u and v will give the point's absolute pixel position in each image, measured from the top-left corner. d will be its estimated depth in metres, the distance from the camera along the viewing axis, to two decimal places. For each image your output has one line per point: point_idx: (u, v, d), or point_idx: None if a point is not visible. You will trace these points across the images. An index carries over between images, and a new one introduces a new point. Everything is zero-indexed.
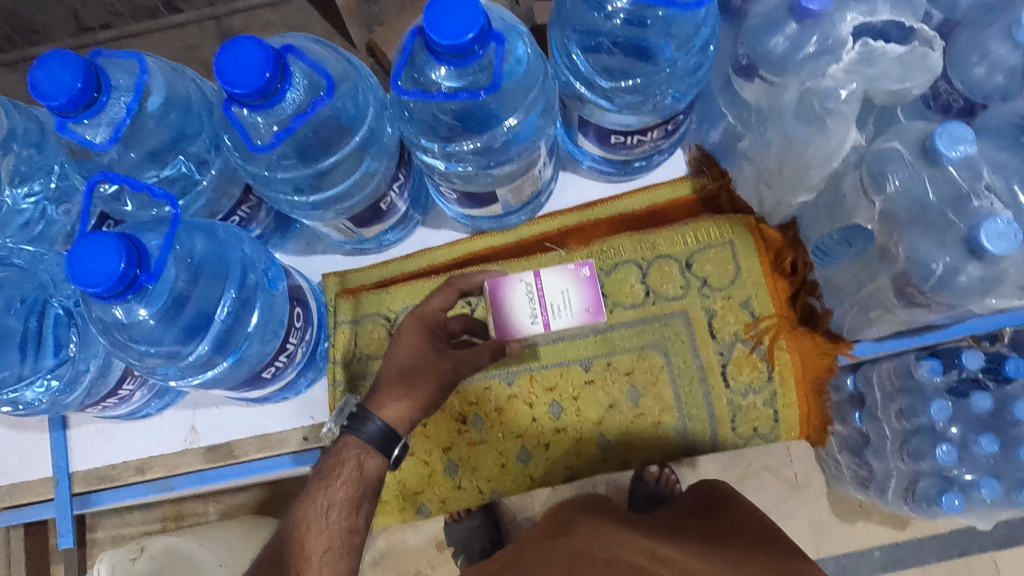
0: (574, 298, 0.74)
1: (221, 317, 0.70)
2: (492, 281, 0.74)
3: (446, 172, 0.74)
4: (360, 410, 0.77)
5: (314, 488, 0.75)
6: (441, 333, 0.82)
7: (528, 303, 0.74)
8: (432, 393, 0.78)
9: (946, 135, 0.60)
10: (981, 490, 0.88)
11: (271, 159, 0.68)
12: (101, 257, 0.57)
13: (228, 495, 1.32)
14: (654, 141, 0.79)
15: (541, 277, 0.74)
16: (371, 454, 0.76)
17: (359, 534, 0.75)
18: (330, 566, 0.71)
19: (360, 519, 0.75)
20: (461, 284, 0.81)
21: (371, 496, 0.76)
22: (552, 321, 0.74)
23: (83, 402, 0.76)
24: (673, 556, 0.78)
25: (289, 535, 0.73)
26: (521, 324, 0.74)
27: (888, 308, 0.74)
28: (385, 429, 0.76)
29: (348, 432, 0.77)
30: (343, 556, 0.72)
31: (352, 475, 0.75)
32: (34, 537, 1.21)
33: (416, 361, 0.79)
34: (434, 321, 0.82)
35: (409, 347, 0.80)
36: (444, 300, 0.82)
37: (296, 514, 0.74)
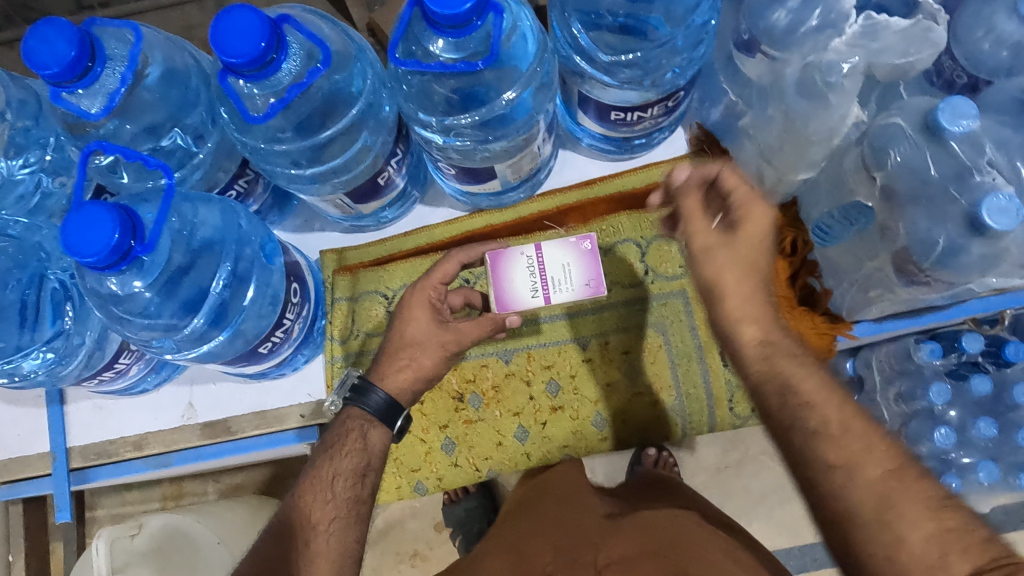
0: (575, 272, 0.74)
1: (216, 290, 0.70)
2: (493, 253, 0.74)
3: (444, 147, 0.73)
4: (362, 383, 0.76)
5: (319, 460, 0.75)
6: (444, 306, 0.80)
7: (529, 277, 0.73)
8: (436, 365, 0.78)
9: (949, 109, 0.59)
10: (981, 474, 0.90)
11: (269, 132, 0.67)
12: (97, 228, 0.56)
13: (227, 474, 1.32)
14: (655, 117, 0.79)
15: (543, 250, 0.74)
16: (375, 424, 0.76)
17: (364, 504, 0.74)
18: (337, 535, 0.71)
19: (367, 488, 0.75)
20: (461, 257, 0.78)
21: (376, 467, 0.75)
22: (553, 295, 0.74)
23: (80, 375, 0.75)
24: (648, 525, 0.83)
25: (297, 506, 0.73)
26: (522, 297, 0.74)
27: (888, 287, 0.73)
28: (388, 402, 0.75)
29: (352, 404, 0.77)
30: (350, 526, 0.72)
31: (356, 446, 0.74)
32: (33, 513, 1.21)
33: (416, 335, 0.77)
34: (437, 294, 0.79)
35: (411, 322, 0.77)
36: (446, 273, 0.78)
37: (302, 485, 0.74)
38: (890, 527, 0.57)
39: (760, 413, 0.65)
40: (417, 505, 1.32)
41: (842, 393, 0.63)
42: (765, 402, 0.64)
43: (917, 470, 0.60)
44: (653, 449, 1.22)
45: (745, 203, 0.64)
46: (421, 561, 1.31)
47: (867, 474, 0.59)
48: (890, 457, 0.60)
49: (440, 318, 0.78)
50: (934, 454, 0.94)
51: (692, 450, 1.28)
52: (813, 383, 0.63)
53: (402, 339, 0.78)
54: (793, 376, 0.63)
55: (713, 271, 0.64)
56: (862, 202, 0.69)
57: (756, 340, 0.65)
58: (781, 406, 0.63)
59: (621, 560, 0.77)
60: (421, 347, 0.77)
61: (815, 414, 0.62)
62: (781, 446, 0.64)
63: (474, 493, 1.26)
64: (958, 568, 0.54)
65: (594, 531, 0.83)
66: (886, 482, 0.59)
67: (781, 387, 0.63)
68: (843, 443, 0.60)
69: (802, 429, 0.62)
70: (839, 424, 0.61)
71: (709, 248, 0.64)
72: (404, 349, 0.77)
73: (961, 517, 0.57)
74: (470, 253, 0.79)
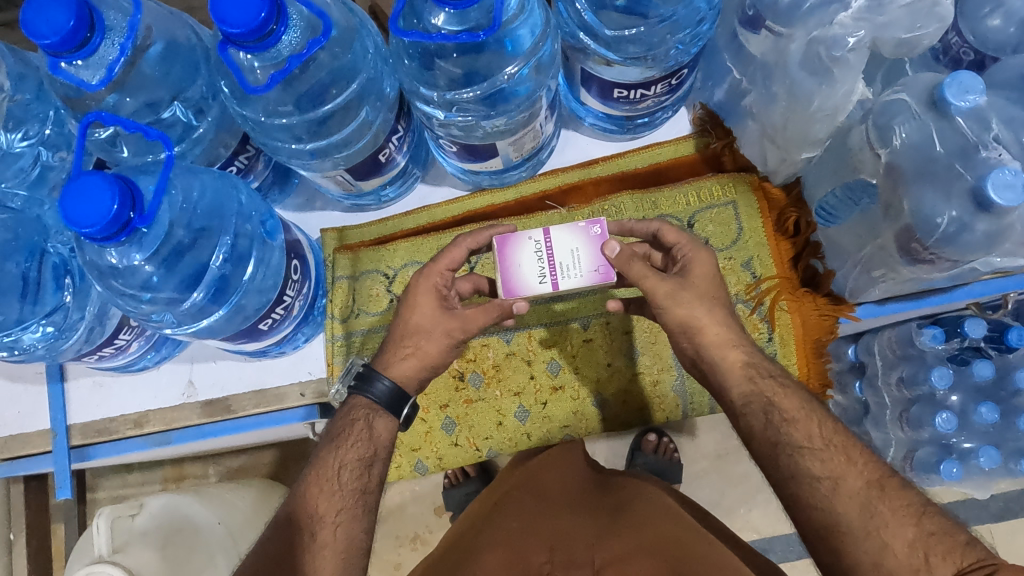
0: (585, 258, 0.68)
1: (216, 264, 0.70)
2: (500, 237, 0.70)
3: (445, 123, 0.73)
4: (366, 371, 0.76)
5: (325, 452, 0.74)
6: (450, 292, 0.78)
7: (537, 261, 0.69)
8: (441, 352, 0.77)
9: (955, 84, 0.58)
10: (980, 459, 0.88)
11: (269, 104, 0.67)
12: (95, 198, 0.56)
13: (228, 457, 1.32)
14: (658, 96, 0.78)
15: (551, 234, 0.69)
16: (380, 413, 0.76)
17: (371, 495, 0.73)
18: (343, 526, 0.70)
19: (373, 479, 0.74)
20: (468, 243, 0.76)
21: (383, 457, 0.75)
22: (561, 282, 0.68)
23: (80, 350, 0.75)
24: (650, 515, 0.82)
25: (303, 498, 0.72)
26: (528, 283, 0.69)
27: (892, 267, 0.73)
28: (394, 390, 0.75)
29: (357, 393, 0.76)
30: (356, 517, 0.71)
31: (363, 436, 0.74)
32: (35, 492, 1.22)
33: (422, 323, 0.76)
34: (444, 280, 0.77)
35: (416, 309, 0.76)
36: (454, 259, 0.77)
37: (308, 477, 0.72)
38: (873, 535, 0.60)
39: (745, 437, 0.69)
40: (417, 489, 1.32)
41: (822, 412, 0.68)
42: (750, 423, 0.69)
43: (897, 480, 0.63)
44: (653, 434, 1.24)
45: (692, 251, 0.73)
46: (421, 545, 1.31)
47: (849, 485, 0.62)
48: (871, 469, 0.63)
49: (446, 304, 0.76)
50: (935, 439, 0.94)
51: (692, 436, 1.28)
52: (793, 403, 0.68)
53: (408, 326, 0.76)
54: (774, 396, 0.68)
55: (683, 312, 0.71)
56: (866, 180, 0.69)
57: (739, 363, 0.71)
58: (765, 426, 0.67)
59: (618, 559, 0.79)
60: (426, 335, 0.76)
61: (799, 430, 0.66)
62: (766, 466, 0.67)
63: (474, 477, 1.26)
64: (942, 570, 0.57)
65: (584, 523, 0.84)
66: (868, 492, 0.62)
67: (765, 405, 0.68)
68: (823, 457, 0.64)
69: (786, 445, 0.66)
70: (821, 438, 0.65)
71: (673, 292, 0.70)
72: (409, 337, 0.76)
73: (942, 522, 0.60)
74: (478, 238, 0.76)
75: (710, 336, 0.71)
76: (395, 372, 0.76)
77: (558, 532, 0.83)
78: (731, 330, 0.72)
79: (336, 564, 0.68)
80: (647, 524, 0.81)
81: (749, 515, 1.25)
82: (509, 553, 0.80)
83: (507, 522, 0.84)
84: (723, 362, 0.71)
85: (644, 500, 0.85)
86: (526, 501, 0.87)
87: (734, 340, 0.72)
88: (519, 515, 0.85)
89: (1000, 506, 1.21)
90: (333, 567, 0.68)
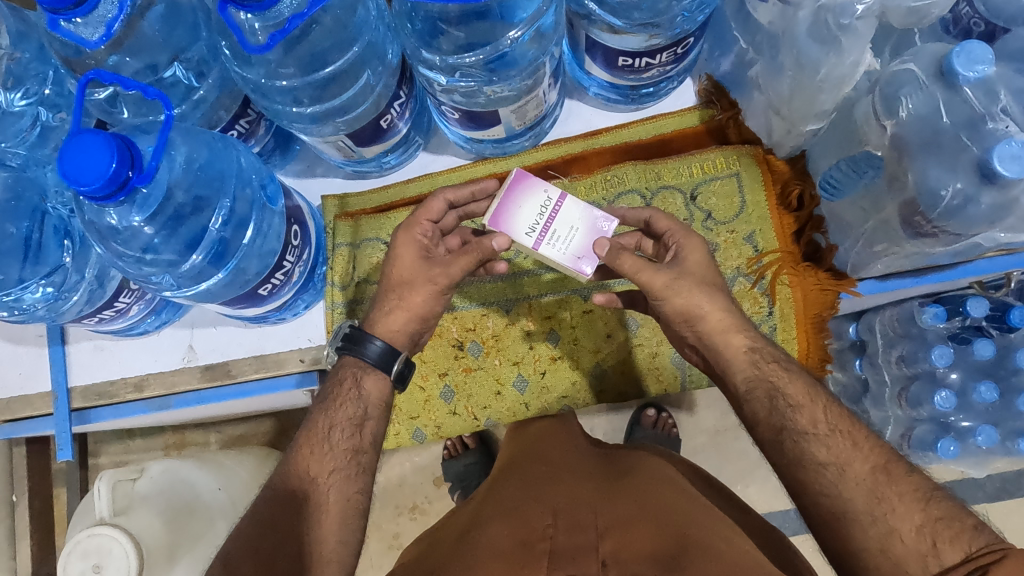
0: (578, 241, 0.69)
1: (215, 227, 0.70)
2: (522, 171, 0.70)
3: (448, 87, 0.72)
4: (357, 333, 0.75)
5: (316, 414, 0.75)
6: (434, 244, 0.78)
7: (536, 213, 0.69)
8: (427, 303, 0.75)
9: (964, 54, 0.57)
10: (978, 437, 0.88)
11: (271, 66, 0.66)
12: (92, 157, 0.56)
13: (229, 426, 1.33)
14: (663, 65, 0.77)
15: (564, 201, 0.69)
16: (368, 372, 0.75)
17: (365, 455, 0.74)
18: (336, 487, 0.71)
19: (366, 439, 0.74)
20: (449, 196, 0.78)
21: (375, 417, 0.75)
22: (542, 246, 0.69)
23: (81, 312, 0.75)
24: (663, 497, 0.74)
25: (294, 458, 0.72)
26: (516, 226, 0.68)
27: (895, 241, 0.72)
28: (387, 350, 0.75)
29: (345, 353, 0.76)
30: (350, 478, 0.72)
31: (351, 395, 0.74)
32: (37, 455, 1.23)
33: (404, 276, 0.75)
34: (425, 231, 0.77)
35: (400, 262, 0.76)
36: (434, 212, 0.77)
37: (299, 438, 0.73)
38: (880, 521, 0.60)
39: (749, 423, 0.70)
40: (417, 461, 1.33)
41: (827, 396, 0.68)
42: (754, 409, 0.69)
43: (904, 465, 0.63)
44: (652, 409, 1.25)
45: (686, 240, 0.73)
46: (419, 515, 1.32)
47: (856, 470, 0.63)
48: (877, 453, 0.64)
49: (426, 255, 0.76)
50: (933, 417, 0.94)
51: (692, 411, 1.28)
52: (798, 387, 0.68)
53: (392, 280, 0.76)
54: (778, 381, 0.69)
55: (683, 301, 0.70)
56: (871, 151, 0.68)
57: (744, 348, 0.71)
58: (769, 411, 0.68)
59: (622, 524, 0.69)
60: (409, 287, 0.75)
61: (804, 415, 0.66)
62: (771, 450, 0.67)
63: (474, 449, 1.27)
64: (949, 556, 0.57)
65: (590, 496, 0.75)
66: (874, 477, 0.62)
67: (770, 390, 0.69)
68: (829, 443, 0.64)
69: (792, 431, 0.66)
70: (827, 424, 0.66)
71: (670, 283, 0.70)
72: (394, 289, 0.76)
73: (949, 507, 0.59)
74: (459, 192, 0.78)
75: (712, 322, 0.71)
76: (394, 335, 0.76)
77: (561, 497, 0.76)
78: (734, 315, 0.72)
79: (334, 525, 0.69)
80: (658, 501, 0.73)
81: (746, 492, 1.26)
82: (512, 524, 0.71)
83: (506, 497, 0.78)
84: (729, 349, 0.71)
85: (659, 485, 0.77)
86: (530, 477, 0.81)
87: (738, 325, 0.72)
88: (520, 488, 0.79)
89: (996, 486, 1.21)
90: (332, 526, 0.69)
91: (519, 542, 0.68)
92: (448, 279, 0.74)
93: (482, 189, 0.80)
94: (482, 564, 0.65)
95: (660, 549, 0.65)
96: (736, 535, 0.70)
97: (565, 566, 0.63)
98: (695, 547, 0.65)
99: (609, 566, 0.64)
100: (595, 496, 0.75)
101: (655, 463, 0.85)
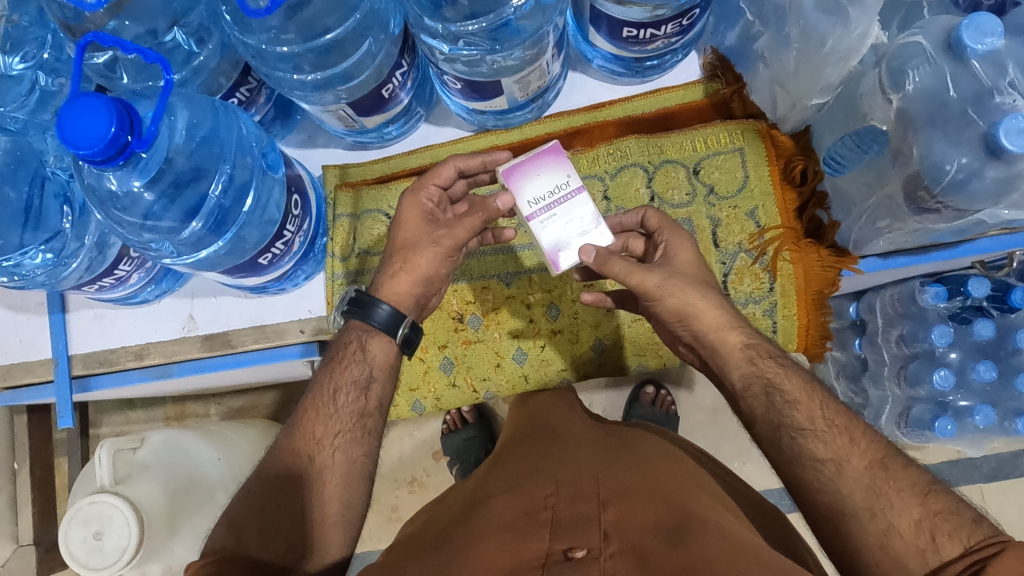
0: (568, 235, 0.69)
1: (216, 194, 0.70)
2: (558, 146, 0.69)
3: (450, 56, 0.71)
4: (363, 297, 0.75)
5: (323, 375, 0.75)
6: (441, 211, 0.79)
7: (547, 189, 0.68)
8: (432, 265, 0.76)
9: (974, 26, 0.57)
10: (975, 417, 0.89)
11: (271, 32, 0.65)
12: (89, 119, 0.55)
13: (229, 397, 1.33)
14: (668, 36, 0.76)
15: (578, 195, 0.69)
16: (374, 335, 0.75)
17: (370, 418, 0.74)
18: (342, 449, 0.71)
19: (371, 402, 0.74)
20: (459, 164, 0.76)
21: (380, 378, 0.75)
22: (534, 220, 0.68)
23: (80, 279, 0.75)
24: (664, 477, 0.72)
25: (299, 421, 0.73)
26: (522, 191, 0.68)
27: (898, 217, 0.72)
28: (395, 313, 0.75)
29: (351, 316, 0.76)
30: (356, 441, 0.72)
31: (356, 357, 0.75)
32: (37, 423, 1.24)
33: (408, 238, 0.76)
34: (431, 196, 0.77)
35: (404, 225, 0.77)
36: (442, 178, 0.77)
37: (306, 401, 0.74)
38: (878, 516, 0.60)
39: (747, 420, 0.70)
40: (417, 435, 1.33)
41: (825, 392, 0.68)
42: (752, 405, 0.70)
43: (901, 459, 0.63)
44: (651, 387, 1.26)
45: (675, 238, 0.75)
46: (418, 488, 1.32)
47: (853, 466, 0.63)
48: (874, 449, 0.64)
49: (432, 219, 0.76)
50: (932, 396, 0.94)
51: (691, 389, 1.29)
52: (795, 384, 0.69)
53: (395, 243, 0.77)
54: (774, 378, 0.70)
55: (676, 301, 0.72)
56: (875, 126, 0.67)
57: (740, 345, 0.72)
58: (767, 408, 0.68)
59: (623, 498, 0.67)
60: (414, 249, 0.76)
61: (801, 411, 0.67)
62: (769, 447, 0.68)
63: (473, 424, 1.28)
64: (948, 550, 0.57)
65: (592, 467, 0.73)
66: (873, 473, 0.62)
67: (766, 387, 0.69)
68: (826, 439, 0.65)
69: (789, 427, 0.66)
70: (824, 420, 0.66)
71: (662, 283, 0.71)
72: (398, 252, 0.77)
73: (948, 501, 0.60)
74: (469, 160, 0.76)
75: (708, 321, 0.73)
76: (398, 304, 0.76)
77: (563, 469, 0.74)
78: (728, 312, 0.73)
79: (338, 488, 0.70)
80: (658, 482, 0.71)
81: (743, 469, 1.26)
82: (514, 496, 0.70)
83: (506, 474, 0.77)
84: (726, 346, 0.72)
85: (661, 466, 0.75)
86: (530, 453, 0.80)
87: (732, 324, 0.73)
88: (519, 464, 0.78)
89: (992, 466, 1.22)
90: (336, 490, 0.70)
91: (520, 513, 0.66)
92: (452, 241, 0.75)
93: (493, 161, 0.78)
94: (483, 535, 0.64)
95: (660, 521, 0.64)
96: (735, 516, 0.69)
97: (566, 537, 0.62)
98: (698, 521, 0.64)
99: (612, 535, 0.62)
100: (597, 469, 0.73)
101: (657, 443, 0.83)
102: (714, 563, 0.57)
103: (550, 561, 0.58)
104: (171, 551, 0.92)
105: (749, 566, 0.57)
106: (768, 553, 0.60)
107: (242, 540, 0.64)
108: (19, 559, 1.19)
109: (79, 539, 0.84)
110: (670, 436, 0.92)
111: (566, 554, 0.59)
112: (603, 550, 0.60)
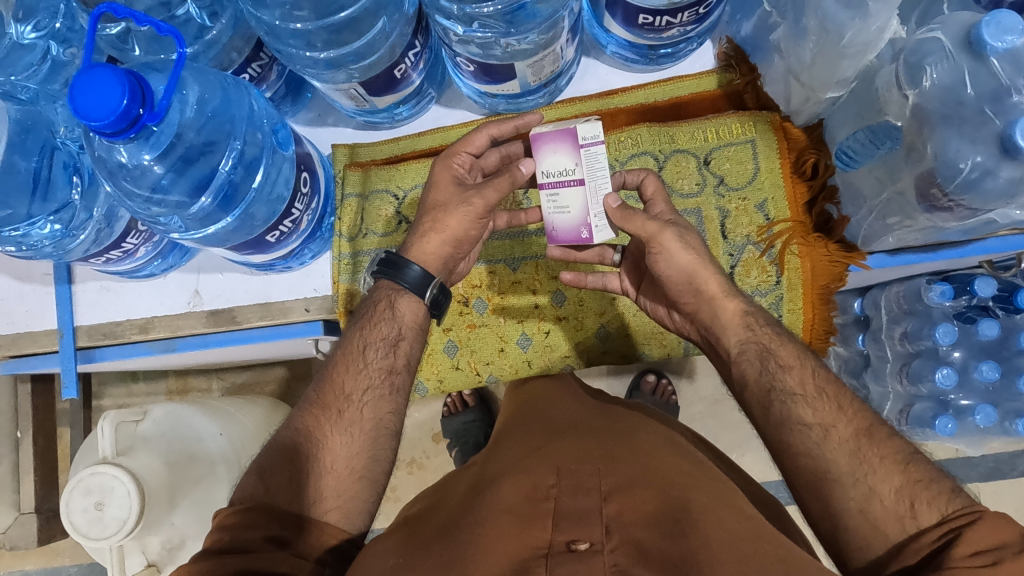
0: (564, 219, 0.70)
1: (226, 169, 0.70)
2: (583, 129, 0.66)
3: (464, 38, 0.71)
4: (393, 259, 0.76)
5: (353, 332, 0.76)
6: (471, 177, 0.78)
7: (558, 167, 0.68)
8: (463, 225, 0.76)
9: (994, 24, 0.56)
10: (976, 417, 0.89)
11: (285, 8, 0.67)
12: (103, 92, 0.55)
13: (231, 374, 1.34)
14: (684, 25, 0.75)
15: (582, 186, 0.68)
16: (405, 296, 0.77)
17: (398, 375, 0.75)
18: (370, 405, 0.72)
19: (399, 360, 0.76)
20: (493, 131, 0.76)
21: (409, 337, 0.76)
22: (542, 190, 0.70)
23: (87, 251, 0.76)
24: (664, 468, 0.72)
25: (328, 380, 0.74)
26: (540, 160, 0.68)
27: (908, 214, 0.72)
28: (425, 275, 0.76)
29: (383, 278, 0.78)
30: (384, 397, 0.73)
31: (386, 316, 0.76)
32: (41, 394, 1.24)
33: (440, 198, 0.76)
34: (463, 162, 0.77)
35: (437, 186, 0.77)
36: (475, 146, 0.76)
37: (337, 356, 0.75)
38: (861, 482, 0.60)
39: (738, 387, 0.71)
40: (418, 418, 1.34)
41: (816, 362, 0.69)
42: (744, 377, 0.70)
43: (886, 429, 0.63)
44: (652, 376, 1.26)
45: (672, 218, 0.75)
46: (416, 470, 1.33)
47: (839, 432, 0.63)
48: (860, 417, 0.63)
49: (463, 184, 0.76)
50: (933, 395, 0.94)
51: (692, 378, 1.29)
52: (789, 351, 0.70)
53: (428, 204, 0.77)
54: (770, 344, 0.70)
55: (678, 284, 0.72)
56: (890, 122, 0.67)
57: (738, 312, 0.73)
58: (759, 373, 0.69)
59: (624, 491, 0.66)
60: (444, 209, 0.76)
61: (793, 376, 0.68)
62: (758, 413, 0.68)
63: (473, 408, 1.29)
64: (925, 518, 0.57)
65: (592, 457, 0.72)
66: (858, 440, 0.62)
67: (762, 353, 0.70)
68: (815, 405, 0.65)
69: (780, 392, 0.67)
70: (815, 387, 0.66)
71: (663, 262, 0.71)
72: (430, 213, 0.77)
73: (928, 470, 0.60)
74: (502, 127, 0.76)
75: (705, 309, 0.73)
76: (427, 264, 0.77)
77: (564, 458, 0.73)
78: (726, 293, 0.74)
79: (364, 442, 0.71)
80: (655, 474, 0.70)
81: (742, 459, 1.27)
82: (518, 482, 0.69)
83: (510, 459, 0.77)
84: (724, 314, 0.73)
85: (661, 457, 0.75)
86: (533, 440, 0.80)
87: (730, 291, 0.74)
88: (522, 451, 0.78)
89: (990, 466, 1.22)
90: (361, 444, 0.71)
91: (522, 499, 0.66)
92: (483, 201, 0.74)
93: (525, 124, 0.77)
94: (488, 518, 0.64)
95: (658, 512, 0.63)
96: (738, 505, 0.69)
97: (569, 527, 0.60)
98: (696, 511, 0.64)
99: (613, 528, 0.60)
100: (597, 458, 0.72)
101: (653, 433, 0.82)
102: (712, 554, 0.58)
103: (551, 551, 0.57)
104: (170, 523, 0.92)
105: (747, 556, 0.58)
106: (769, 543, 0.61)
107: (255, 487, 0.65)
108: (20, 527, 1.21)
109: (79, 509, 0.85)
110: (667, 419, 0.92)
111: (569, 545, 0.58)
112: (604, 543, 0.58)
